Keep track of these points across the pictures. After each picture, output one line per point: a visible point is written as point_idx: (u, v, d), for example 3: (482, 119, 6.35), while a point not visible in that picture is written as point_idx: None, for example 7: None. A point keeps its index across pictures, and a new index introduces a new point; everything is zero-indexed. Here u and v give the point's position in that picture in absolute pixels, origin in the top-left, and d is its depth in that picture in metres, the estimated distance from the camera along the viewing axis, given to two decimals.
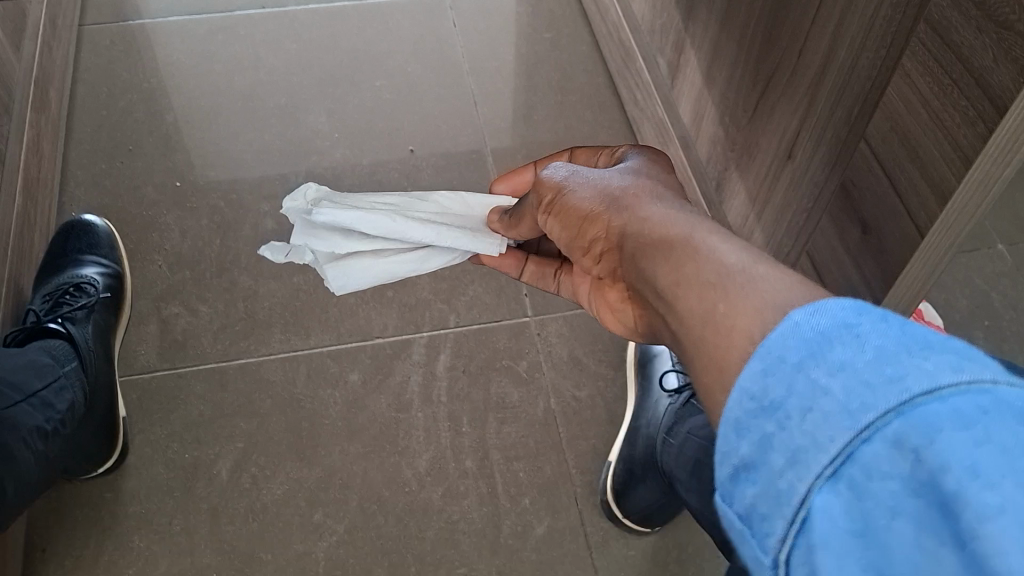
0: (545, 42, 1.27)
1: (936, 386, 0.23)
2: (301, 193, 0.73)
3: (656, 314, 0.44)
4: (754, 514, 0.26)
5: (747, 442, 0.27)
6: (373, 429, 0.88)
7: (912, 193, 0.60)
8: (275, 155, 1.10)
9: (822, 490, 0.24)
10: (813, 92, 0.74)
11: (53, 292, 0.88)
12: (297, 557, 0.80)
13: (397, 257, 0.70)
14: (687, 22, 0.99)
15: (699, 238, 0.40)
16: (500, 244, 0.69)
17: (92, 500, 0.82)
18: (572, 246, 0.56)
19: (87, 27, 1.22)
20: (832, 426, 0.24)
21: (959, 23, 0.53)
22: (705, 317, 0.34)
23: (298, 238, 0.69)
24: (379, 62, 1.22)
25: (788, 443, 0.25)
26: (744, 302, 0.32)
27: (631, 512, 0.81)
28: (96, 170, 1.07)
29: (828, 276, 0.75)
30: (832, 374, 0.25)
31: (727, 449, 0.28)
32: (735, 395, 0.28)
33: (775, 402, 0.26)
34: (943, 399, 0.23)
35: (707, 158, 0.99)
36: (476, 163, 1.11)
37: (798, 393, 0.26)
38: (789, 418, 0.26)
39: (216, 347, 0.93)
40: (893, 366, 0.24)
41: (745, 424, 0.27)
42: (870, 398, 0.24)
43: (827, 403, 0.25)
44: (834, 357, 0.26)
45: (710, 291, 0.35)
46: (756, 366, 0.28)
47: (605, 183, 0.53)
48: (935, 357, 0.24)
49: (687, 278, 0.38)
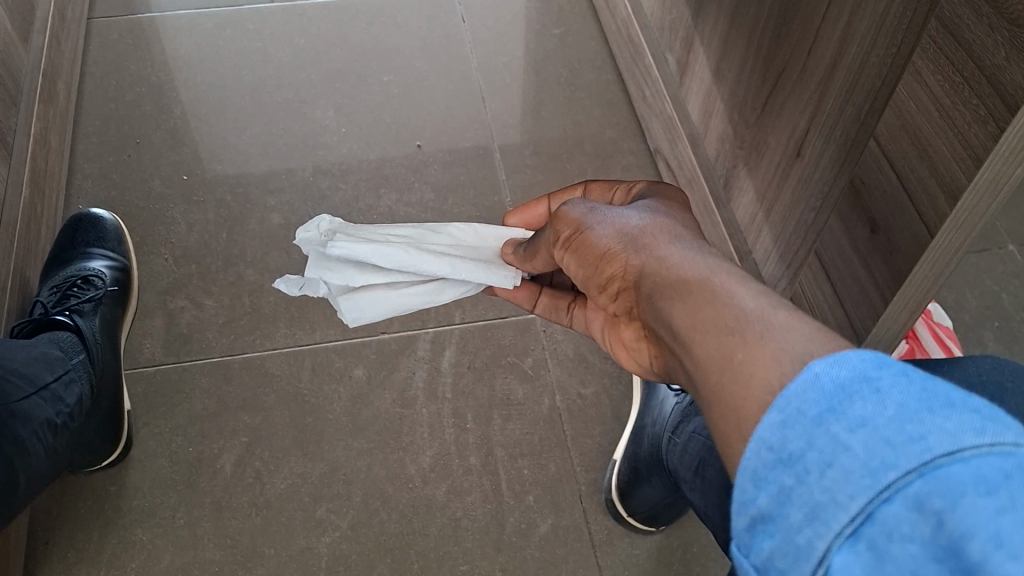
0: (554, 38, 1.26)
1: (958, 448, 0.23)
2: (314, 224, 0.69)
3: (672, 356, 0.43)
4: (770, 567, 0.26)
5: (766, 494, 0.27)
6: (377, 425, 0.88)
7: (922, 193, 0.60)
8: (281, 150, 1.10)
9: (842, 549, 0.24)
10: (823, 91, 0.73)
11: (61, 285, 0.88)
12: (300, 553, 0.80)
13: (411, 289, 0.70)
14: (696, 19, 0.98)
15: (719, 283, 0.39)
16: (515, 277, 0.70)
17: (96, 493, 0.82)
18: (589, 283, 0.55)
19: (96, 20, 1.22)
20: (852, 485, 0.24)
21: (971, 20, 0.53)
22: (722, 363, 0.34)
23: (312, 271, 0.67)
24: (387, 57, 1.21)
25: (807, 498, 0.25)
26: (765, 352, 0.32)
27: (635, 511, 0.81)
28: (103, 163, 1.07)
29: (837, 277, 0.74)
30: (853, 431, 0.25)
31: (745, 500, 0.28)
32: (754, 443, 0.28)
33: (794, 455, 0.27)
34: (965, 461, 0.23)
35: (715, 157, 0.99)
36: (484, 159, 1.11)
37: (817, 447, 0.26)
38: (808, 473, 0.26)
39: (221, 341, 0.93)
40: (914, 425, 0.24)
41: (764, 476, 0.27)
42: (891, 456, 0.24)
43: (847, 460, 0.25)
44: (854, 413, 0.26)
45: (728, 337, 0.34)
46: (775, 417, 0.28)
47: (623, 221, 0.53)
48: (957, 418, 0.24)
49: (706, 326, 0.37)
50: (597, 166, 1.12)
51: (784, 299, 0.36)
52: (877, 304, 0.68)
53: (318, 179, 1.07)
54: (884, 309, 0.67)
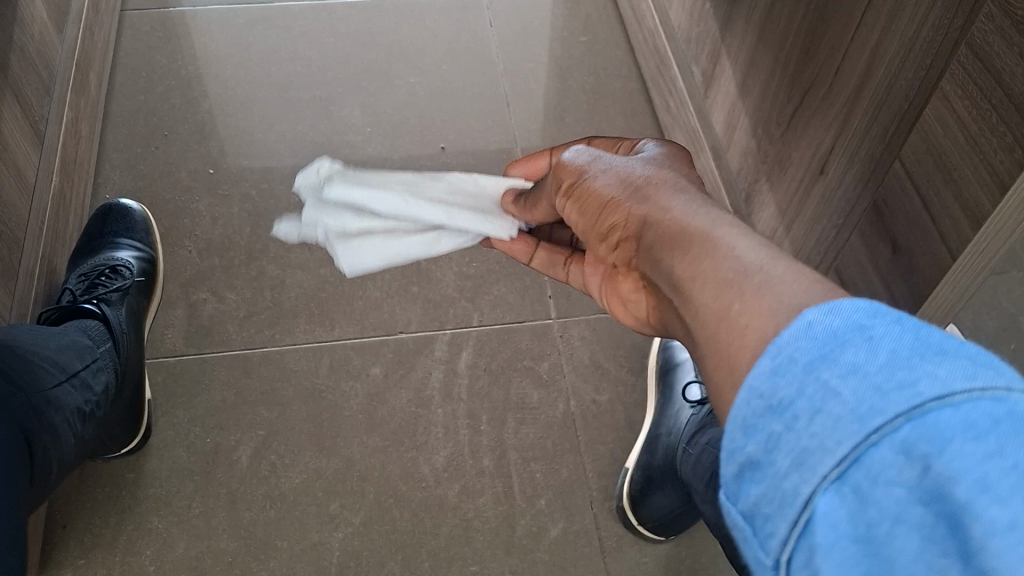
0: (580, 45, 1.27)
1: (949, 393, 0.23)
2: (314, 169, 0.73)
3: (671, 310, 0.44)
4: (754, 513, 0.27)
5: (754, 441, 0.27)
6: (393, 423, 0.89)
7: (945, 215, 0.60)
8: (307, 146, 1.11)
9: (826, 493, 0.24)
10: (850, 108, 0.73)
11: (89, 273, 0.89)
12: (312, 546, 0.81)
13: (409, 239, 0.71)
14: (724, 32, 0.98)
15: (719, 232, 0.40)
16: (512, 227, 0.70)
17: (115, 478, 0.83)
18: (590, 235, 0.56)
19: (128, 12, 1.23)
20: (840, 430, 0.25)
21: (1001, 48, 0.53)
22: (719, 315, 0.35)
23: (309, 215, 0.72)
24: (413, 59, 1.22)
25: (795, 444, 0.26)
26: (762, 303, 0.32)
27: (646, 520, 0.82)
28: (131, 153, 1.08)
29: (856, 293, 0.75)
30: (844, 377, 0.26)
31: (733, 447, 0.28)
32: (745, 392, 0.29)
33: (784, 402, 0.27)
34: (956, 406, 0.23)
35: (737, 169, 0.99)
36: (506, 163, 1.12)
37: (807, 394, 0.26)
38: (797, 419, 0.26)
39: (241, 334, 0.94)
40: (904, 372, 0.25)
41: (754, 423, 0.28)
42: (880, 402, 0.24)
43: (836, 405, 0.25)
44: (846, 360, 0.26)
45: (726, 289, 0.35)
46: (766, 365, 0.29)
47: (628, 170, 0.54)
48: (949, 363, 0.24)
49: (706, 271, 0.38)
50: None
51: (783, 252, 0.37)
52: None
53: None
54: None
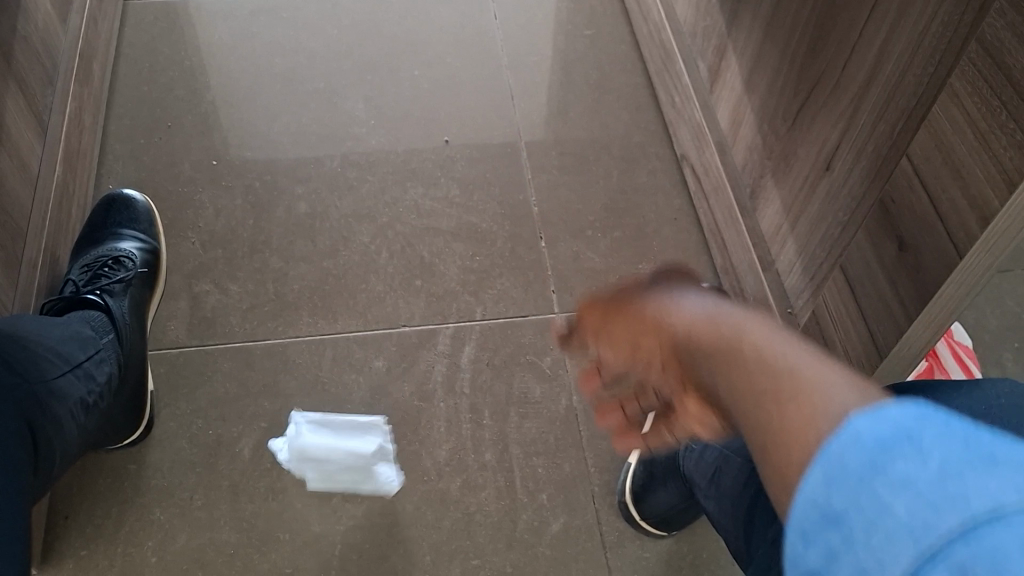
0: (585, 39, 1.26)
1: (1003, 511, 0.21)
2: None
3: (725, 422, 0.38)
4: None
5: (813, 554, 0.25)
6: (395, 416, 0.89)
7: (952, 213, 0.60)
8: (311, 138, 1.11)
9: None
10: (857, 105, 0.73)
11: (92, 264, 0.89)
12: (314, 539, 0.81)
13: None
14: (730, 27, 0.98)
15: (752, 333, 0.35)
16: None
17: (117, 470, 0.83)
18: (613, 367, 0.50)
19: (132, 3, 1.23)
20: (892, 549, 0.23)
21: (1011, 44, 0.53)
22: (762, 435, 0.30)
23: None
24: (417, 52, 1.22)
25: (852, 561, 0.24)
26: (800, 415, 0.29)
27: (648, 515, 0.81)
28: (134, 144, 1.08)
29: (862, 291, 0.74)
30: (897, 490, 0.24)
31: (794, 559, 0.26)
32: (800, 502, 0.26)
33: (838, 514, 0.25)
34: (1011, 525, 0.21)
35: (742, 165, 0.99)
36: (510, 157, 1.11)
37: (860, 508, 0.24)
38: (853, 534, 0.24)
39: (244, 327, 0.94)
40: (955, 486, 0.23)
41: (811, 534, 0.26)
42: (931, 517, 0.22)
43: (890, 522, 0.23)
44: (897, 471, 0.24)
45: (769, 406, 0.31)
46: (818, 473, 0.26)
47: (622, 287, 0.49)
48: (1002, 481, 0.22)
49: (748, 383, 0.33)
50: (623, 168, 1.12)
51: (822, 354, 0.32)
52: (901, 320, 0.69)
53: (346, 170, 1.08)
54: (909, 326, 0.68)
